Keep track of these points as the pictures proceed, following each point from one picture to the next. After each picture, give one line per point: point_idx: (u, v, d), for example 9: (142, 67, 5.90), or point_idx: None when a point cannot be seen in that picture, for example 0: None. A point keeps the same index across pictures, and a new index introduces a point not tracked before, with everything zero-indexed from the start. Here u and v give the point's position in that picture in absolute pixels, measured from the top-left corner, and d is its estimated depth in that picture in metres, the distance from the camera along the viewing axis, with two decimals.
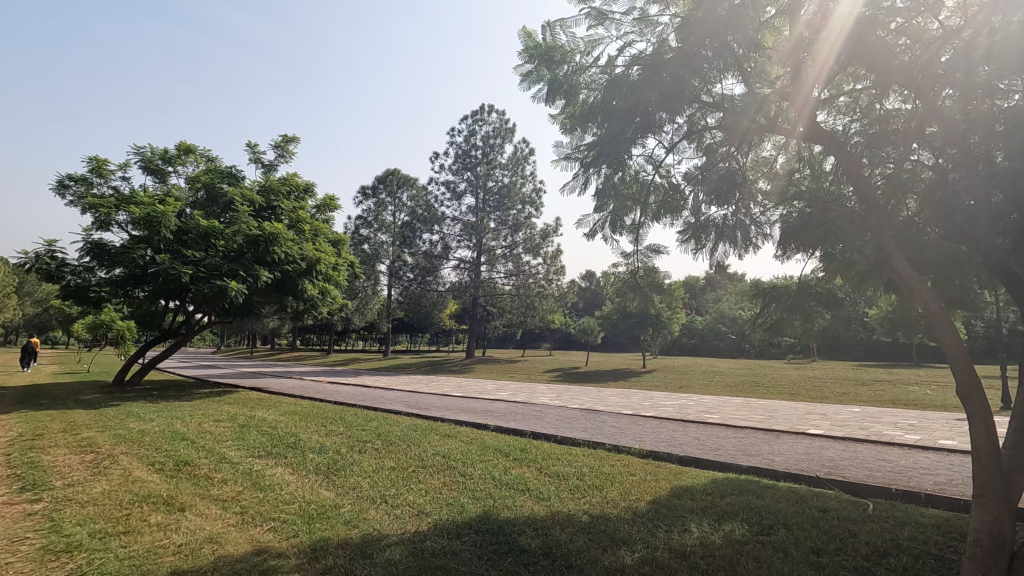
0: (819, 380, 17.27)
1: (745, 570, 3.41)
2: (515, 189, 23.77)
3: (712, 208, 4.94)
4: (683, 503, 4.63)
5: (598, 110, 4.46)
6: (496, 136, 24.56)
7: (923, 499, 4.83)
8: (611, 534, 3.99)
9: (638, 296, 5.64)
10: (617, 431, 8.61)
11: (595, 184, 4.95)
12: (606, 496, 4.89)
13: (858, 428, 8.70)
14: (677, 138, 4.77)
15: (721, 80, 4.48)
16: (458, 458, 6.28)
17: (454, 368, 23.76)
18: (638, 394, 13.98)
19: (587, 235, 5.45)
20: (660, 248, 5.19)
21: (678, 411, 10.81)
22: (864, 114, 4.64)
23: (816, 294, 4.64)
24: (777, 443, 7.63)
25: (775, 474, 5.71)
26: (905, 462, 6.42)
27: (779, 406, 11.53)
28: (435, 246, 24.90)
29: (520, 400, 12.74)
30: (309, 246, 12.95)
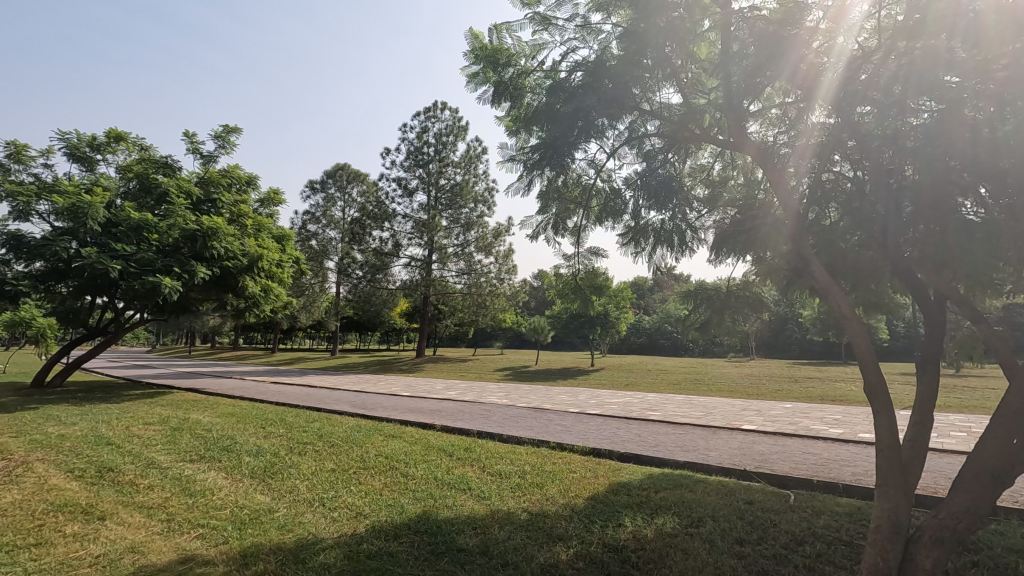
0: (756, 377, 18.05)
1: (673, 561, 3.56)
2: (467, 188, 23.68)
3: (650, 213, 5.12)
4: (620, 498, 4.77)
5: (543, 114, 4.50)
6: (449, 133, 24.35)
7: (840, 489, 5.16)
8: (548, 531, 4.07)
9: (580, 297, 5.76)
10: (562, 429, 8.76)
11: (539, 186, 5.03)
12: (546, 493, 4.98)
13: (788, 423, 9.19)
14: (618, 143, 4.89)
15: (660, 89, 4.63)
16: (402, 459, 6.23)
17: (403, 367, 23.48)
18: (585, 393, 14.26)
19: (531, 236, 5.57)
20: (601, 250, 5.34)
21: (623, 409, 11.08)
22: (790, 126, 4.87)
23: (742, 297, 4.89)
24: (713, 438, 7.97)
25: (708, 468, 5.97)
26: (828, 454, 6.83)
27: (718, 403, 12.02)
28: (385, 243, 24.48)
29: (468, 399, 12.75)
30: (251, 241, 12.47)
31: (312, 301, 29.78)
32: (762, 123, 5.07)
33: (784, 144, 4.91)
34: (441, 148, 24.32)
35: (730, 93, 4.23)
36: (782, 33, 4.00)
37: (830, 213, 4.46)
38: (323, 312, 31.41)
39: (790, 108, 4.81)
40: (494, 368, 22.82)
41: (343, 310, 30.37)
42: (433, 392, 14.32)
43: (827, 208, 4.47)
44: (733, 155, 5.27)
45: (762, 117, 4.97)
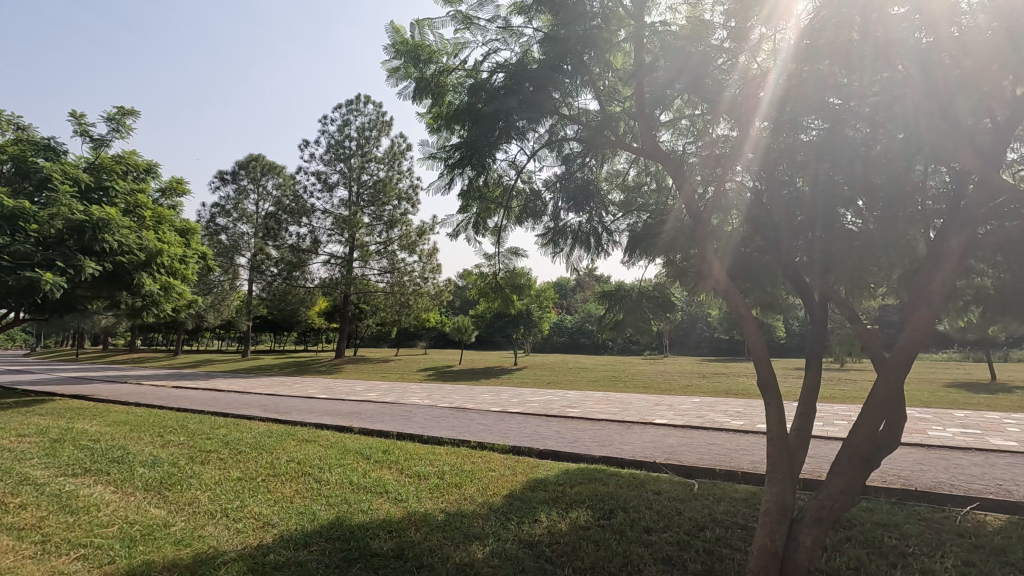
0: (669, 373, 19.00)
1: (585, 553, 3.67)
2: (390, 184, 23.10)
3: (569, 214, 5.29)
4: (536, 495, 4.85)
5: (465, 113, 4.47)
6: (372, 128, 23.68)
7: (739, 477, 5.55)
8: (465, 531, 4.07)
9: (500, 296, 5.82)
10: (484, 428, 8.80)
11: (460, 184, 5.02)
12: (464, 493, 4.97)
13: (695, 417, 9.77)
14: (538, 146, 4.97)
15: (579, 96, 4.76)
16: (316, 463, 6.00)
17: (321, 369, 22.61)
18: (508, 392, 14.40)
19: (451, 235, 5.58)
20: (521, 249, 5.43)
21: (543, 407, 11.30)
22: (696, 137, 5.19)
23: (652, 297, 5.14)
24: (627, 433, 8.32)
25: (621, 462, 6.22)
26: (730, 445, 7.33)
27: (633, 399, 12.54)
28: (302, 239, 23.43)
29: (388, 400, 12.48)
30: (149, 235, 11.50)
31: (221, 299, 27.98)
32: (673, 133, 5.33)
33: (692, 153, 5.22)
34: (364, 143, 23.58)
35: (642, 103, 4.41)
36: (691, 53, 4.21)
37: (732, 219, 4.79)
38: (234, 312, 29.58)
39: (698, 120, 5.06)
40: (417, 368, 22.47)
41: (256, 310, 28.74)
42: (352, 394, 13.87)
43: (730, 214, 4.81)
44: (645, 162, 5.53)
45: (673, 127, 5.24)
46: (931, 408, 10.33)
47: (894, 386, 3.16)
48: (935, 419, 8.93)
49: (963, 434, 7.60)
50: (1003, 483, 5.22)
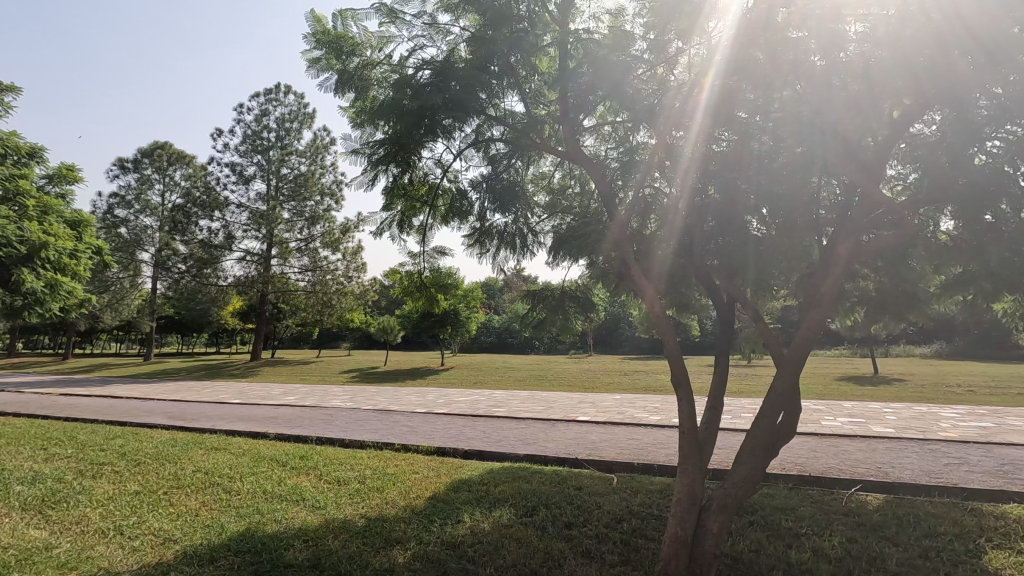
0: (593, 372, 19.55)
1: (507, 551, 3.70)
2: (312, 179, 22.16)
3: (495, 215, 5.31)
4: (460, 495, 4.84)
5: (388, 108, 4.35)
6: (293, 119, 22.61)
7: (655, 469, 5.80)
8: (386, 536, 3.98)
9: (425, 296, 5.75)
10: (408, 430, 8.66)
11: (384, 181, 4.91)
12: (386, 497, 4.87)
13: (616, 413, 10.13)
14: (464, 146, 4.96)
15: (505, 97, 4.79)
16: (226, 472, 5.66)
17: (235, 372, 21.33)
18: (434, 392, 14.26)
19: (374, 233, 5.46)
20: (447, 249, 5.39)
21: (470, 407, 11.29)
22: (618, 143, 5.38)
23: (575, 298, 5.26)
24: (552, 430, 8.49)
25: (544, 459, 6.33)
26: (647, 439, 7.66)
27: (558, 397, 12.81)
28: (215, 234, 21.99)
29: (308, 404, 11.98)
30: (33, 226, 10.36)
31: (120, 297, 25.70)
32: (597, 138, 5.47)
33: (614, 158, 5.39)
34: (284, 135, 22.50)
35: (565, 107, 4.50)
36: (614, 63, 4.34)
37: (649, 224, 4.99)
38: (135, 311, 27.24)
39: (620, 127, 5.23)
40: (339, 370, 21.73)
41: (160, 310, 26.63)
42: (268, 398, 13.18)
43: (648, 219, 5.01)
44: (569, 165, 5.65)
45: (597, 132, 5.37)
46: (825, 400, 11.30)
47: (791, 379, 3.42)
48: (828, 410, 9.78)
49: (850, 423, 8.39)
50: (881, 466, 5.81)
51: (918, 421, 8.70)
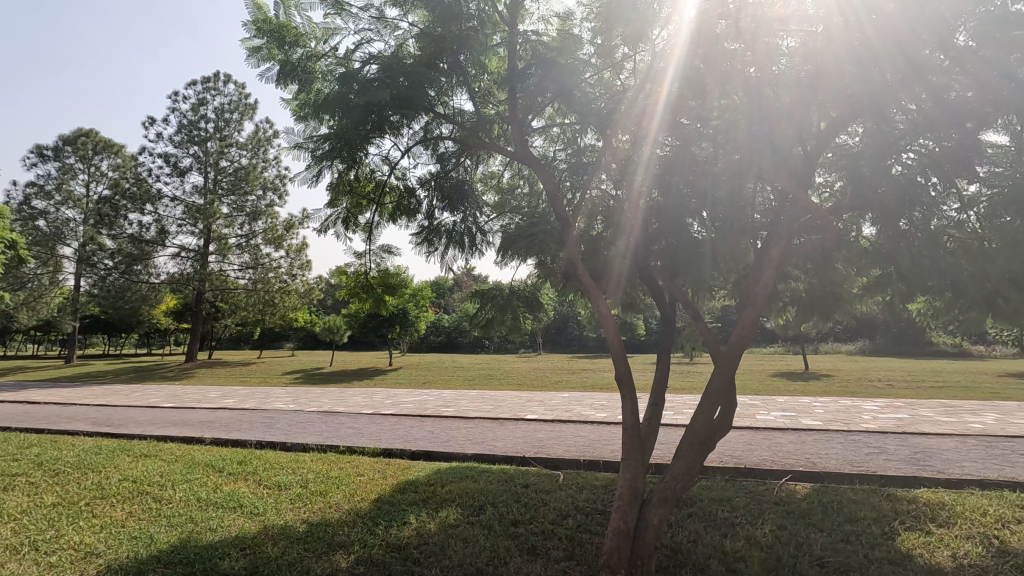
0: (542, 370, 19.75)
1: (453, 551, 3.69)
2: (254, 172, 21.27)
3: (444, 213, 5.29)
4: (406, 497, 4.77)
5: (334, 102, 4.22)
6: (233, 110, 21.62)
7: (601, 465, 5.93)
8: (329, 541, 3.88)
9: (371, 295, 5.65)
10: (354, 431, 8.48)
11: (329, 177, 4.77)
12: (330, 500, 4.75)
13: (564, 411, 10.29)
14: (412, 143, 4.89)
15: (454, 95, 4.76)
16: (156, 480, 5.36)
17: (168, 374, 20.22)
18: (382, 393, 14.03)
19: (318, 230, 5.32)
20: (394, 247, 5.31)
21: (418, 407, 11.17)
22: (566, 145, 5.45)
23: (523, 297, 5.29)
24: (500, 429, 8.52)
25: (492, 458, 6.35)
26: (594, 436, 7.82)
27: (507, 396, 12.88)
28: (146, 228, 20.75)
29: (248, 407, 11.51)
30: None
31: (37, 295, 23.84)
32: (546, 139, 5.53)
33: (562, 160, 5.46)
34: (223, 126, 21.48)
35: (515, 107, 4.52)
36: (563, 66, 4.39)
37: (596, 225, 5.07)
38: (54, 310, 25.31)
39: (568, 129, 5.30)
40: (282, 371, 21.00)
41: (84, 308, 24.90)
42: (204, 401, 12.57)
43: (595, 220, 5.10)
44: (517, 165, 5.68)
45: (545, 133, 5.42)
46: (760, 395, 11.87)
47: (728, 375, 3.57)
48: (762, 405, 10.28)
49: (783, 417, 8.85)
50: (810, 456, 6.17)
51: (843, 413, 9.28)
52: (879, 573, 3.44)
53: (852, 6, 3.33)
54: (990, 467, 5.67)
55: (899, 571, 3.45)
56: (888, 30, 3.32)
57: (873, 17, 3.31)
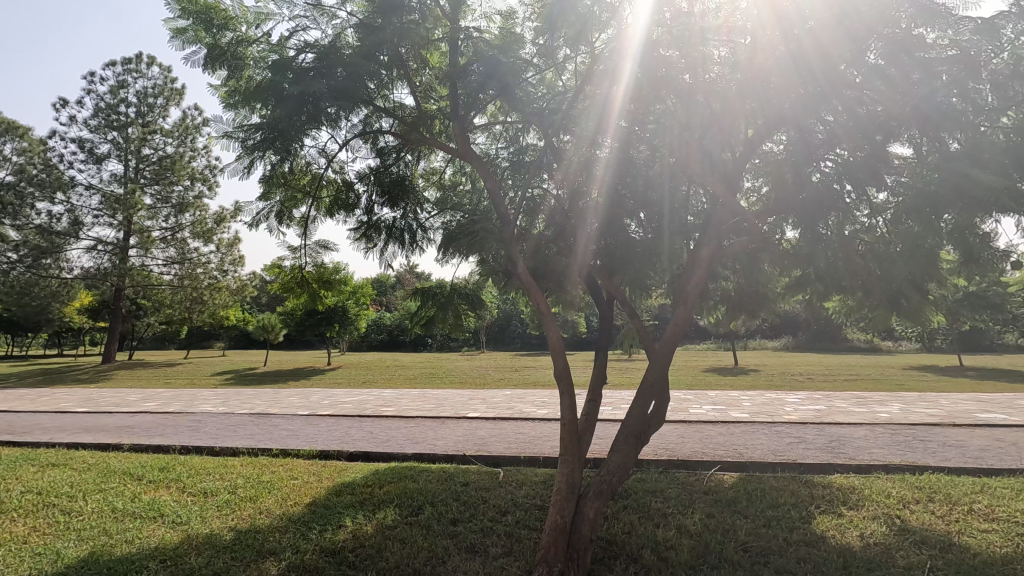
0: (485, 368, 19.76)
1: (390, 553, 3.63)
2: (180, 161, 20.01)
3: (383, 209, 5.20)
4: (342, 499, 4.64)
5: (265, 90, 4.01)
6: (157, 94, 20.27)
7: (540, 461, 6.00)
8: (258, 548, 3.73)
9: (306, 291, 5.47)
10: (288, 433, 8.17)
11: (261, 169, 4.56)
12: (260, 506, 4.56)
13: (505, 408, 10.34)
14: (349, 135, 4.75)
15: (393, 89, 4.69)
16: (65, 491, 4.96)
17: (82, 377, 18.74)
18: (319, 394, 13.60)
19: (249, 224, 5.09)
20: (331, 243, 5.16)
21: (357, 407, 10.90)
22: (507, 143, 5.47)
23: (465, 295, 5.24)
24: (441, 428, 8.46)
25: (432, 457, 6.29)
26: (534, 433, 7.90)
27: (449, 394, 12.79)
28: (57, 219, 19.13)
29: (173, 410, 10.84)
30: None
31: None
32: (488, 137, 5.54)
33: (504, 158, 5.47)
34: (145, 111, 20.13)
35: (456, 104, 4.46)
36: (504, 64, 4.39)
37: (537, 224, 5.18)
38: None
39: (511, 127, 5.31)
40: (211, 371, 19.96)
41: None
42: (122, 405, 11.72)
43: (536, 219, 5.20)
44: (458, 162, 5.64)
45: (487, 130, 5.41)
46: (693, 390, 12.38)
47: (661, 371, 3.70)
48: (695, 399, 10.72)
49: (713, 410, 9.28)
50: (737, 447, 6.50)
51: (767, 406, 9.83)
52: (796, 554, 3.67)
53: (776, 22, 3.52)
54: (895, 453, 6.17)
55: (814, 551, 3.70)
56: (808, 45, 3.53)
57: (798, 32, 3.50)
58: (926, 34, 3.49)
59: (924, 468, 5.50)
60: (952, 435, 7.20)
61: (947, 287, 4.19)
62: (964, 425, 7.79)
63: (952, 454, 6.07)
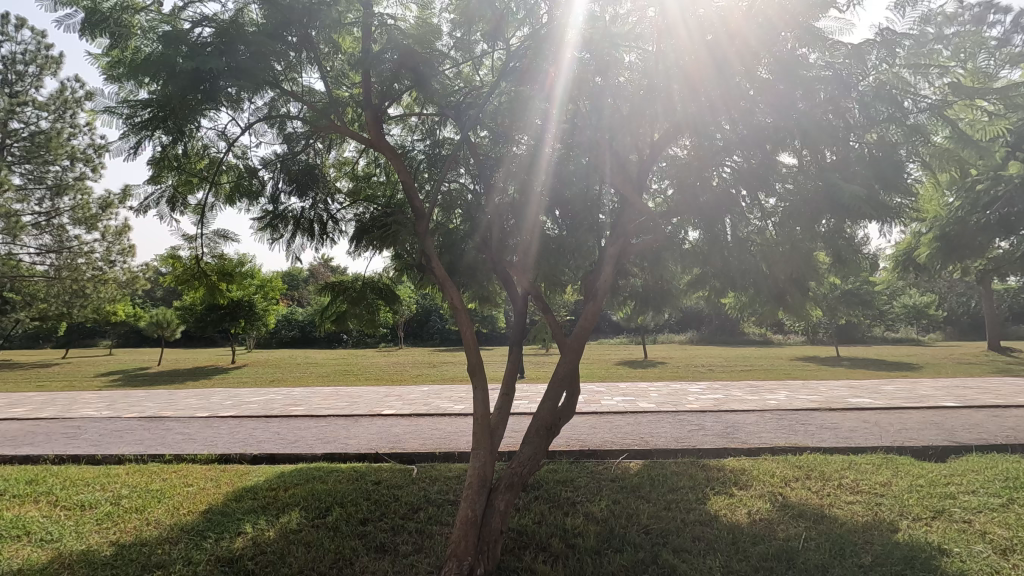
0: (402, 364, 19.42)
1: (293, 558, 3.48)
2: (58, 139, 17.44)
3: (291, 198, 4.94)
4: (243, 505, 4.38)
5: (154, 62, 3.65)
6: (28, 61, 17.96)
7: (456, 456, 5.99)
8: (143, 562, 3.44)
9: (203, 284, 5.10)
10: (184, 437, 7.58)
11: (152, 149, 4.17)
12: (147, 517, 4.20)
13: (422, 404, 10.22)
14: (252, 118, 4.46)
15: (302, 73, 4.46)
16: None
17: None
18: (221, 393, 12.74)
19: (137, 211, 4.67)
20: (232, 232, 4.83)
21: (263, 407, 10.32)
22: (423, 136, 5.38)
23: (378, 290, 5.09)
24: (354, 426, 8.20)
25: (342, 456, 6.09)
26: (451, 428, 7.87)
27: (363, 392, 12.44)
28: None
29: (46, 415, 9.72)
30: None
31: None
32: (404, 129, 5.41)
33: (420, 150, 5.37)
34: (13, 79, 17.82)
35: (369, 92, 4.28)
36: (420, 55, 4.28)
37: (454, 218, 5.15)
38: None
39: (428, 119, 5.23)
40: (95, 372, 18.09)
41: None
42: None
43: (452, 213, 5.16)
44: (371, 152, 5.47)
45: (403, 122, 5.29)
46: (606, 383, 12.86)
47: (572, 364, 3.80)
48: (607, 391, 11.14)
49: (623, 402, 9.69)
50: (644, 436, 6.83)
51: (672, 396, 10.41)
52: (692, 533, 3.93)
53: (679, 35, 3.71)
54: (781, 436, 6.76)
55: (707, 530, 3.98)
56: (708, 58, 3.74)
57: (700, 42, 3.69)
58: (809, 54, 3.81)
59: (804, 449, 6.07)
60: (828, 419, 8.00)
61: (824, 283, 4.66)
62: (838, 409, 8.68)
63: (827, 436, 6.74)
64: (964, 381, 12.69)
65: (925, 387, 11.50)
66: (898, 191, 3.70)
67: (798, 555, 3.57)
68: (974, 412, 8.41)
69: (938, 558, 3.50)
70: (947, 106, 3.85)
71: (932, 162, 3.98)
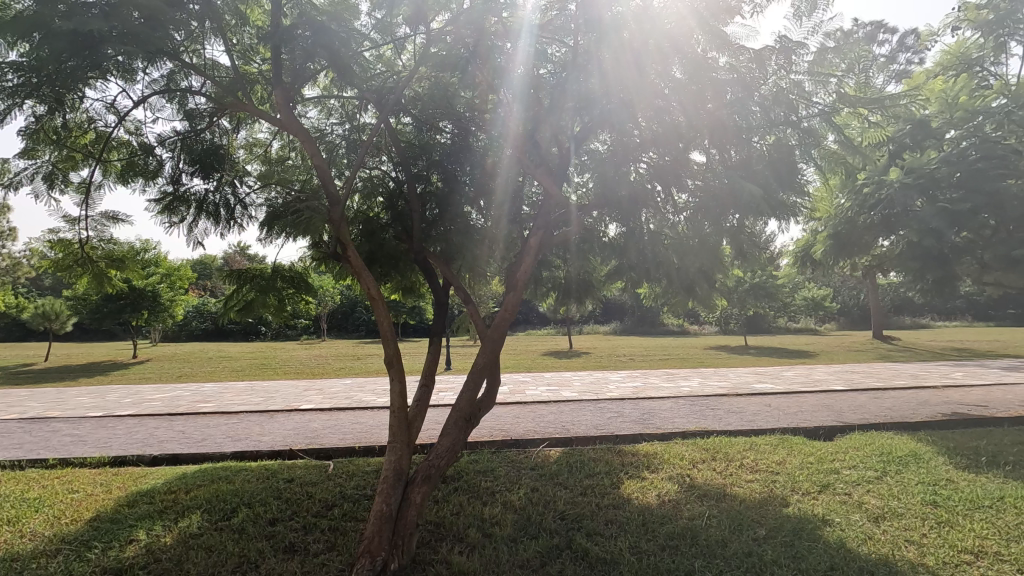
0: (323, 357, 18.75)
1: (192, 565, 3.25)
2: None
3: (193, 179, 4.57)
4: (138, 510, 4.05)
5: (24, 20, 3.22)
6: None
7: (376, 450, 5.86)
8: None
9: (89, 269, 4.62)
10: (72, 439, 6.90)
11: (24, 118, 3.70)
12: (23, 529, 3.78)
13: (344, 398, 9.89)
14: (147, 90, 4.08)
15: (205, 44, 4.17)
16: None
17: None
18: (119, 391, 11.69)
19: (7, 187, 4.14)
20: (123, 215, 4.41)
21: (167, 405, 9.58)
22: (343, 120, 5.15)
23: (289, 278, 4.81)
24: (269, 422, 7.82)
25: (253, 454, 5.78)
26: (373, 422, 7.68)
27: (280, 386, 11.85)
28: None
29: None
30: None
31: None
32: (320, 112, 5.16)
33: (339, 136, 5.15)
34: None
35: (280, 70, 4.03)
36: (338, 33, 4.07)
37: (374, 206, 4.96)
38: None
39: (346, 103, 5.03)
40: None
41: None
42: None
43: (373, 200, 4.97)
44: (284, 135, 5.20)
45: (320, 104, 5.04)
46: (531, 373, 13.05)
47: (490, 354, 3.79)
48: (532, 381, 11.30)
49: (548, 391, 9.86)
50: (565, 424, 6.99)
51: (595, 385, 10.70)
52: (604, 517, 4.06)
53: (599, 33, 3.79)
54: (693, 421, 7.15)
55: (620, 512, 4.13)
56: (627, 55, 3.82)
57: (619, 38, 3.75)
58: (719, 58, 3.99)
59: (712, 433, 6.45)
60: (735, 403, 8.55)
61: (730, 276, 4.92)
62: (743, 395, 9.30)
63: (733, 419, 7.21)
64: (851, 366, 13.97)
65: (818, 373, 12.57)
66: (793, 191, 3.99)
67: (700, 533, 3.77)
68: (859, 395, 9.31)
69: (820, 528, 3.82)
70: (835, 113, 4.20)
71: (824, 165, 4.34)
